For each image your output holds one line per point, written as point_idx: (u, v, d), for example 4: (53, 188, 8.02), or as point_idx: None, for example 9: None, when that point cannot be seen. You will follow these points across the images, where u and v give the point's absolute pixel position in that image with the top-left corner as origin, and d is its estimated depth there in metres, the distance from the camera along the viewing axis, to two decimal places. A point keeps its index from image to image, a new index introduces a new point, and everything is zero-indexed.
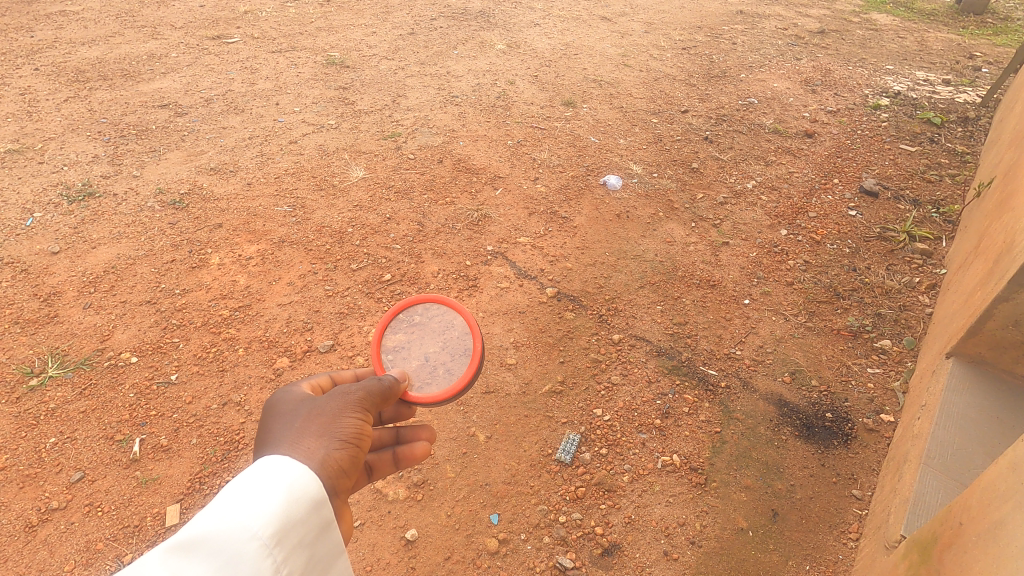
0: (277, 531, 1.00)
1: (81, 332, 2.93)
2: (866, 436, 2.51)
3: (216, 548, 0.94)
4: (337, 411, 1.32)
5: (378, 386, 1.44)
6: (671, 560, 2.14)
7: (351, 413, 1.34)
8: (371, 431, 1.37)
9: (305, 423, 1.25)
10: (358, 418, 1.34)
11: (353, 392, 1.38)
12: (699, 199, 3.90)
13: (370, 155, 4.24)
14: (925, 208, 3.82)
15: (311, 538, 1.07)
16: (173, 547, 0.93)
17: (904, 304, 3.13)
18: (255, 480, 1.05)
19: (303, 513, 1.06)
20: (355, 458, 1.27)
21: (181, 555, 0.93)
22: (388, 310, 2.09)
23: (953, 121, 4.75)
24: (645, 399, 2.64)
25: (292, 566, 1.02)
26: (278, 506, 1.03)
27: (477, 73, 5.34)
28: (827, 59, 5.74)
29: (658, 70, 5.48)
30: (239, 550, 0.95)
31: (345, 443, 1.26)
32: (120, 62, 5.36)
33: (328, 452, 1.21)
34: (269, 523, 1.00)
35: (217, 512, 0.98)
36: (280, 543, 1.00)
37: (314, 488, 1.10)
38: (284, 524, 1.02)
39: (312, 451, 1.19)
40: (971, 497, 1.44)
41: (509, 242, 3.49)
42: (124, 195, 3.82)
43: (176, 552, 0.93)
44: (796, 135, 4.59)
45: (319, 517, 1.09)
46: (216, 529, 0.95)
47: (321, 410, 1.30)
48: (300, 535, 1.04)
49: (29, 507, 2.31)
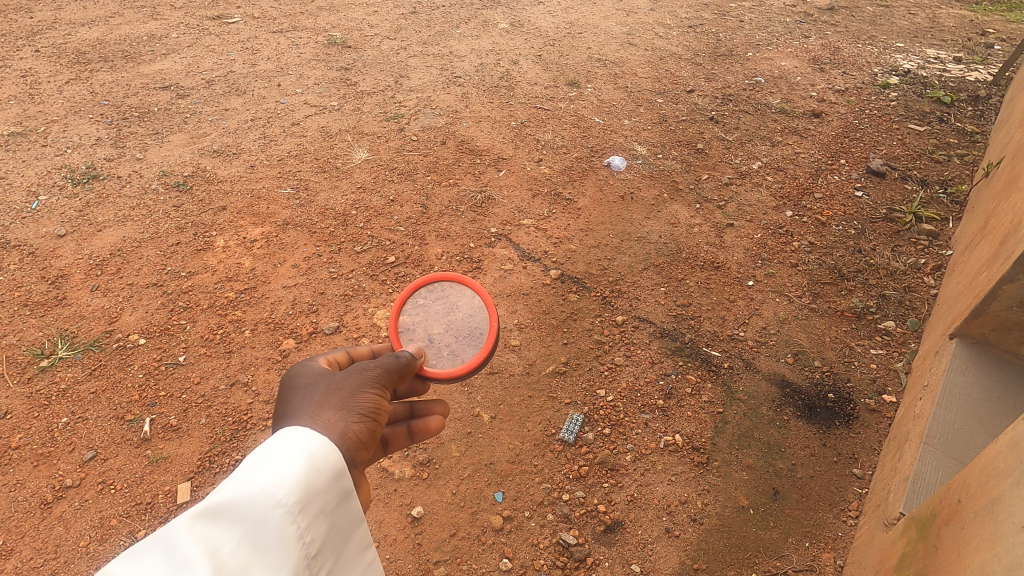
0: (300, 499, 1.03)
1: (89, 314, 2.96)
2: (867, 417, 2.53)
3: (242, 514, 0.97)
4: (356, 386, 1.34)
5: (395, 363, 1.46)
6: (672, 537, 2.18)
7: (369, 388, 1.36)
8: (389, 407, 1.39)
9: (325, 396, 1.29)
10: (377, 393, 1.36)
11: (371, 368, 1.40)
12: (704, 180, 3.88)
13: (372, 137, 4.22)
14: (932, 189, 3.78)
15: (332, 506, 1.10)
16: (201, 512, 0.96)
17: (908, 285, 3.12)
18: (277, 449, 1.08)
19: (325, 482, 1.08)
20: (373, 431, 1.30)
21: (209, 520, 0.96)
22: (410, 284, 2.13)
23: (963, 100, 4.68)
24: (648, 380, 2.66)
25: (315, 533, 1.06)
26: (300, 474, 1.05)
27: (480, 53, 5.27)
28: (836, 37, 5.64)
29: (664, 49, 5.40)
30: (264, 518, 0.98)
31: (364, 417, 1.28)
32: (120, 43, 5.32)
33: (347, 425, 1.24)
34: (292, 491, 1.02)
35: (241, 481, 1.01)
36: (303, 510, 1.03)
37: (334, 458, 1.13)
38: (306, 492, 1.05)
39: (332, 424, 1.22)
40: (970, 475, 1.45)
41: (513, 225, 3.49)
42: (128, 178, 3.83)
43: (203, 520, 0.96)
44: (803, 115, 4.54)
45: (340, 486, 1.12)
46: (241, 496, 0.98)
47: (340, 384, 1.33)
48: (322, 504, 1.07)
49: (43, 485, 2.36)
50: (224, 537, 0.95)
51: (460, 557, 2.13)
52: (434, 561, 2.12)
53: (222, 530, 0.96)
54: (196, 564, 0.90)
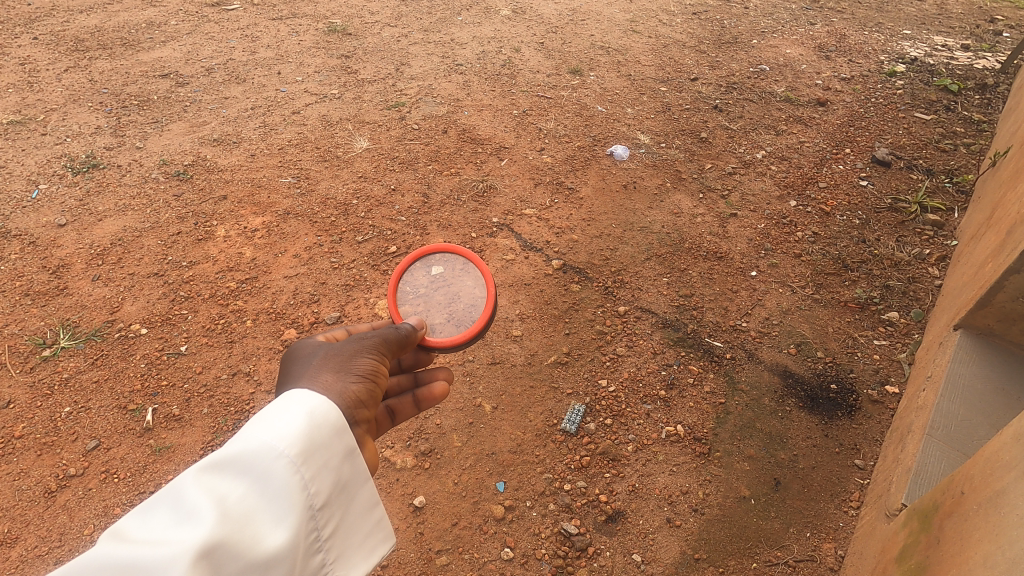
0: (301, 451, 1.09)
1: (91, 303, 2.96)
2: (870, 407, 2.53)
3: (246, 466, 1.04)
4: (353, 352, 1.41)
5: (394, 334, 1.54)
6: (674, 527, 2.18)
7: (367, 354, 1.43)
8: (388, 373, 1.46)
9: (323, 361, 1.36)
10: (375, 358, 1.44)
11: (369, 337, 1.48)
12: (707, 170, 3.85)
13: (373, 126, 4.19)
14: (938, 178, 3.75)
15: (336, 462, 1.16)
16: (207, 466, 1.03)
17: (912, 276, 3.10)
18: (279, 408, 1.14)
19: (326, 436, 1.15)
20: (371, 392, 1.37)
21: (216, 473, 1.03)
22: (409, 256, 2.17)
23: (970, 88, 4.62)
24: (650, 370, 2.66)
25: (320, 485, 1.12)
26: (301, 428, 1.11)
27: (482, 41, 5.22)
28: (843, 24, 5.57)
29: (668, 36, 5.34)
30: (268, 468, 1.05)
31: (362, 378, 1.36)
32: (119, 30, 5.27)
33: (345, 385, 1.31)
34: (294, 444, 1.09)
35: (245, 437, 1.07)
36: (306, 461, 1.09)
37: (334, 415, 1.18)
38: (308, 447, 1.11)
39: (330, 383, 1.29)
40: (973, 468, 1.45)
41: (515, 214, 3.47)
42: (128, 167, 3.81)
43: (209, 473, 1.03)
44: (808, 104, 4.49)
45: (342, 442, 1.18)
46: (245, 449, 1.05)
47: (338, 351, 1.40)
48: (325, 457, 1.13)
49: (47, 474, 2.37)
50: (230, 487, 1.02)
51: (462, 546, 2.14)
52: (436, 550, 2.13)
53: (229, 481, 1.03)
54: (203, 510, 0.97)
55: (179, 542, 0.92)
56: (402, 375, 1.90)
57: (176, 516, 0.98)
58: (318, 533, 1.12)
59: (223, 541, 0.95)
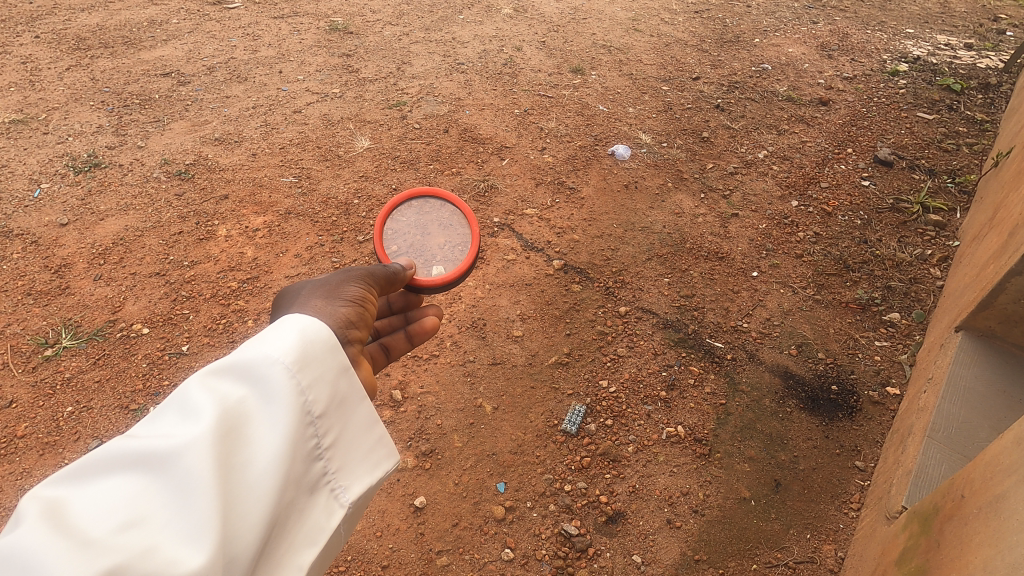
0: (296, 360, 1.09)
1: (92, 303, 2.96)
2: (871, 409, 2.52)
3: (244, 371, 1.06)
4: (341, 282, 1.50)
5: (381, 270, 1.65)
6: (674, 528, 2.18)
7: (354, 283, 1.52)
8: (377, 300, 1.56)
9: (313, 291, 1.45)
10: (364, 286, 1.53)
11: (356, 269, 1.57)
12: (709, 170, 3.84)
13: (374, 125, 4.19)
14: (940, 178, 3.74)
15: (335, 374, 1.15)
16: (210, 372, 1.06)
17: (914, 277, 3.10)
18: (279, 322, 1.15)
19: (322, 349, 1.13)
20: (361, 315, 1.46)
21: (217, 377, 1.06)
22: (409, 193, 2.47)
23: (973, 87, 4.61)
24: (650, 371, 2.66)
25: (318, 394, 1.11)
26: (295, 339, 1.11)
27: (483, 39, 5.21)
28: (845, 22, 5.55)
29: (669, 35, 5.33)
30: (264, 374, 1.06)
31: (352, 303, 1.45)
32: (121, 29, 5.27)
33: (335, 308, 1.40)
34: (290, 351, 1.09)
35: (246, 346, 1.09)
36: (301, 369, 1.09)
37: (327, 332, 1.16)
38: (304, 356, 1.10)
39: (320, 307, 1.39)
40: (974, 471, 1.44)
41: (516, 214, 3.46)
42: (130, 166, 3.82)
43: (210, 378, 1.05)
44: (810, 103, 4.49)
45: (337, 358, 1.16)
46: (244, 356, 1.06)
47: (327, 281, 1.49)
48: (321, 371, 1.12)
49: (49, 473, 2.38)
50: (229, 392, 1.04)
51: (463, 547, 2.14)
52: (436, 551, 2.13)
53: (229, 384, 1.06)
54: (202, 409, 1.00)
55: (179, 438, 0.96)
56: (394, 316, 2.21)
57: (180, 415, 1.01)
58: (319, 442, 1.11)
59: (218, 437, 0.98)
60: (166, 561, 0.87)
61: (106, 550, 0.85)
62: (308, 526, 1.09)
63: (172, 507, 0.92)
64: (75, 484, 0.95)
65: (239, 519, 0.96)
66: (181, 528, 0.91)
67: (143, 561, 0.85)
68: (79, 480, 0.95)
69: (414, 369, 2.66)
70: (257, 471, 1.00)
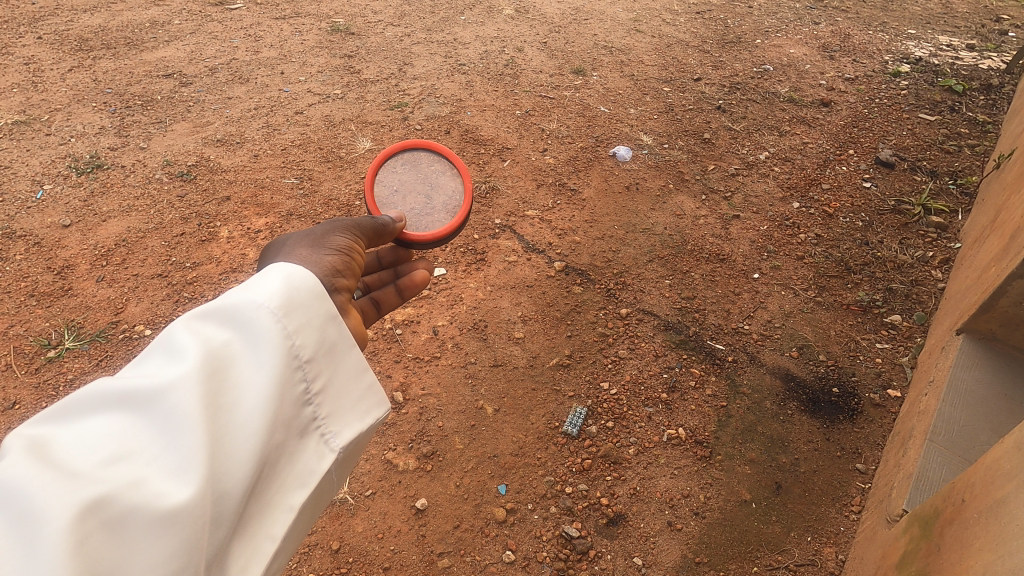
0: (281, 306, 1.16)
1: (95, 305, 2.97)
2: (872, 411, 2.53)
3: (231, 318, 1.14)
4: (326, 234, 1.60)
5: (366, 223, 1.75)
6: (675, 531, 2.19)
7: (339, 236, 1.62)
8: (361, 251, 1.67)
9: (300, 240, 1.55)
10: (348, 237, 1.64)
11: (341, 222, 1.67)
12: (710, 171, 3.85)
13: (376, 126, 4.20)
14: (941, 180, 3.74)
15: (320, 322, 1.22)
16: (197, 318, 1.14)
17: (915, 279, 3.10)
18: (264, 274, 1.22)
19: (307, 298, 1.21)
20: (345, 264, 1.56)
21: (204, 323, 1.14)
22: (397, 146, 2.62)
23: (975, 89, 4.60)
24: (651, 373, 2.66)
25: (305, 340, 1.18)
26: (280, 287, 1.19)
27: (485, 40, 5.21)
28: (847, 23, 5.55)
29: (671, 36, 5.33)
30: (250, 319, 1.13)
31: (337, 252, 1.56)
32: (123, 30, 5.28)
33: (320, 257, 1.50)
34: (274, 298, 1.16)
35: (233, 294, 1.17)
36: (287, 315, 1.17)
37: (312, 281, 1.24)
38: (288, 303, 1.18)
39: (306, 256, 1.49)
40: (974, 475, 1.45)
41: (517, 216, 3.47)
42: (132, 167, 3.83)
43: (197, 323, 1.13)
44: (812, 104, 4.48)
45: (323, 306, 1.24)
46: (230, 303, 1.14)
47: (313, 232, 1.59)
48: (307, 317, 1.20)
49: None
50: (216, 336, 1.12)
51: (464, 549, 2.14)
52: (438, 553, 2.13)
53: (215, 330, 1.13)
54: (187, 351, 1.08)
55: (166, 377, 1.04)
56: (384, 272, 2.34)
57: (168, 358, 1.09)
58: (307, 387, 1.19)
59: (204, 377, 1.06)
60: (157, 490, 0.95)
61: (100, 479, 0.93)
62: (298, 466, 1.17)
63: (163, 443, 1.00)
64: (61, 423, 1.02)
65: (228, 454, 1.04)
66: (170, 461, 0.99)
67: (134, 489, 0.94)
68: (66, 419, 1.02)
69: (415, 371, 2.67)
70: (243, 411, 1.08)
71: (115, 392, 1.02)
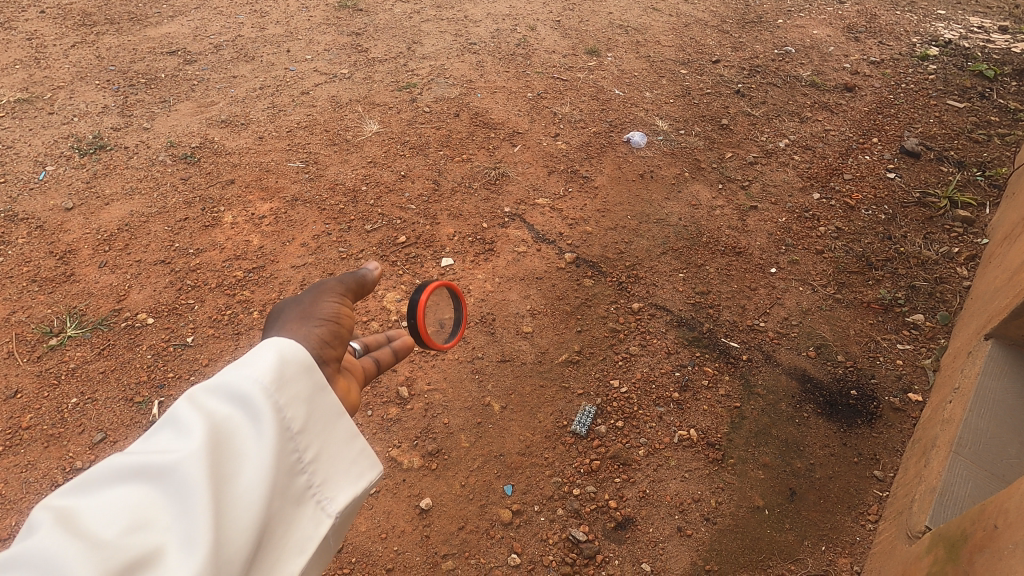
0: (275, 380, 1.09)
1: (97, 291, 2.90)
2: (891, 415, 2.44)
3: (229, 391, 1.06)
4: (315, 298, 1.38)
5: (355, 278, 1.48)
6: (685, 537, 2.12)
7: (329, 299, 1.39)
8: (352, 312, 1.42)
9: (284, 310, 1.33)
10: (338, 300, 1.40)
11: (330, 282, 1.44)
12: (727, 159, 3.72)
13: (384, 108, 4.09)
14: (969, 171, 3.59)
15: (310, 393, 1.13)
16: (194, 393, 1.07)
17: (940, 276, 2.98)
18: (257, 348, 1.14)
19: (298, 371, 1.13)
20: (337, 333, 1.33)
21: (201, 397, 1.06)
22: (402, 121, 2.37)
23: (1007, 74, 4.40)
24: (663, 371, 2.59)
25: (298, 411, 1.10)
26: (272, 361, 1.11)
27: (496, 18, 5.05)
28: (873, 3, 5.31)
29: (690, 15, 5.14)
30: (245, 393, 1.06)
31: (326, 318, 1.33)
32: (127, 4, 5.17)
33: (309, 328, 1.29)
34: (268, 373, 1.09)
35: (227, 371, 1.09)
36: (280, 389, 1.09)
37: (303, 354, 1.15)
38: (281, 376, 1.10)
39: (294, 327, 1.28)
40: (1009, 502, 1.37)
41: (527, 204, 3.38)
42: (135, 149, 3.75)
43: (196, 398, 1.06)
44: (834, 89, 4.32)
45: (312, 378, 1.15)
46: (227, 378, 1.07)
47: (301, 298, 1.37)
48: (298, 390, 1.11)
49: (54, 467, 2.26)
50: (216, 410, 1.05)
51: (467, 551, 2.07)
52: (442, 555, 2.06)
53: (214, 403, 1.06)
54: (188, 426, 1.01)
55: (170, 453, 0.97)
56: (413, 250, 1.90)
57: (170, 433, 1.02)
58: (299, 456, 1.09)
59: (206, 451, 0.98)
60: (161, 566, 0.88)
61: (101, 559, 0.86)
62: (296, 535, 1.07)
63: (167, 519, 0.93)
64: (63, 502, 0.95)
65: (229, 528, 0.96)
66: (174, 538, 0.91)
67: (138, 566, 0.87)
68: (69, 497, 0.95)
69: (421, 365, 2.60)
70: (243, 484, 1.00)
71: (121, 470, 0.95)
